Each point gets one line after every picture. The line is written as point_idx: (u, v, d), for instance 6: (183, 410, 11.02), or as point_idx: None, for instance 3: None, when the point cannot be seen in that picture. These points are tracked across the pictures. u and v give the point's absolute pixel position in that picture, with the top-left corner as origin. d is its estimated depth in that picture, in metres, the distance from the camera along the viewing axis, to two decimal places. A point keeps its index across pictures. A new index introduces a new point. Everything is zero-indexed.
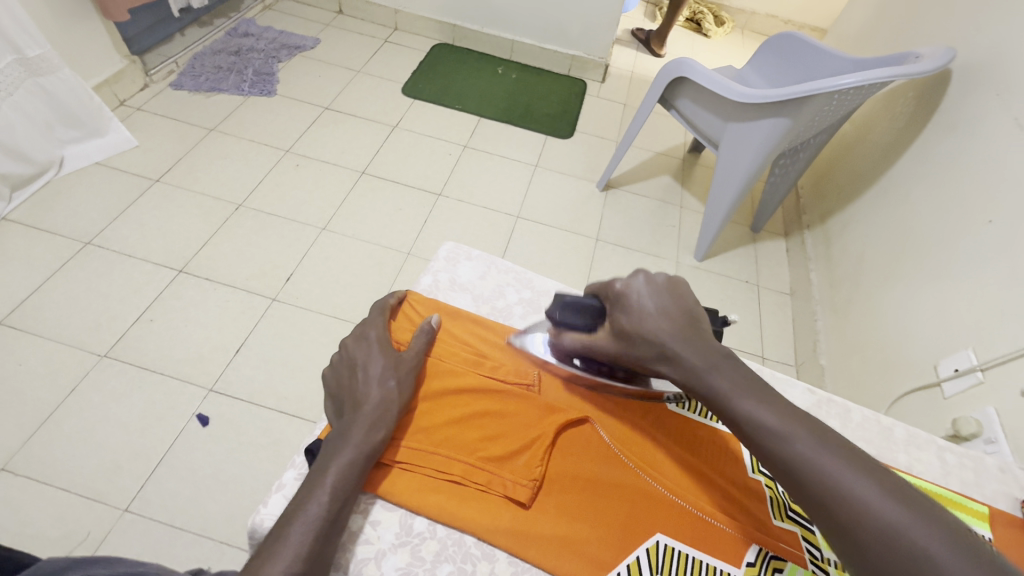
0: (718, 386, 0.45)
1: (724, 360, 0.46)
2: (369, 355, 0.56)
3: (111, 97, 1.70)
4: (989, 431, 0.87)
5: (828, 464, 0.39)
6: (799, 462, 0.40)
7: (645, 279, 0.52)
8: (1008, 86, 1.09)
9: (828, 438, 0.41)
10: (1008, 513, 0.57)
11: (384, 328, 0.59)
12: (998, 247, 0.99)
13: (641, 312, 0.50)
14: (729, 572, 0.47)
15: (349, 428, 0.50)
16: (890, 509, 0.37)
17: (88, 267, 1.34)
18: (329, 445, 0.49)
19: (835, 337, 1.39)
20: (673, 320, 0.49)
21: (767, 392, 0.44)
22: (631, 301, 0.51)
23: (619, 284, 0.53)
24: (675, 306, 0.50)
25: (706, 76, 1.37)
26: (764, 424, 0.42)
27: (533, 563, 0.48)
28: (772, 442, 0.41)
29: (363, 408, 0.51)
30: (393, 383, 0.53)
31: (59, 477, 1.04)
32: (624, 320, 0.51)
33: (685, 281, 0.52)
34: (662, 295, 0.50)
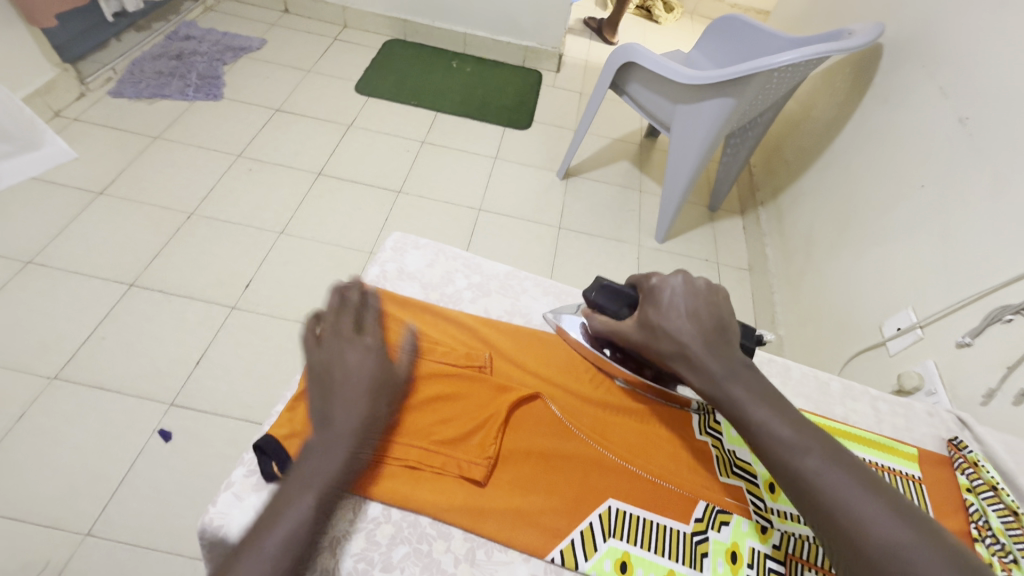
0: (734, 393, 0.45)
1: (745, 368, 0.47)
2: (360, 357, 0.49)
3: (45, 109, 1.62)
4: (929, 383, 0.92)
5: (840, 481, 0.40)
6: (811, 475, 0.41)
7: (683, 280, 0.51)
8: (932, 57, 1.15)
9: (838, 456, 0.42)
10: (934, 452, 0.61)
11: (377, 330, 0.53)
12: (929, 211, 1.04)
13: (671, 309, 0.50)
14: (679, 530, 0.50)
15: (335, 443, 0.45)
16: (895, 527, 0.38)
17: (30, 287, 1.28)
18: (308, 456, 0.45)
19: (791, 306, 1.45)
20: (700, 323, 0.48)
21: (781, 404, 0.45)
22: (663, 295, 0.51)
23: (656, 279, 0.53)
24: (704, 311, 0.49)
25: (653, 60, 1.40)
26: (779, 436, 0.43)
27: (489, 537, 0.49)
28: (788, 454, 0.42)
29: (348, 421, 0.46)
30: (386, 401, 0.50)
31: (12, 506, 0.99)
32: (652, 312, 0.51)
33: (725, 290, 0.52)
34: (696, 298, 0.50)
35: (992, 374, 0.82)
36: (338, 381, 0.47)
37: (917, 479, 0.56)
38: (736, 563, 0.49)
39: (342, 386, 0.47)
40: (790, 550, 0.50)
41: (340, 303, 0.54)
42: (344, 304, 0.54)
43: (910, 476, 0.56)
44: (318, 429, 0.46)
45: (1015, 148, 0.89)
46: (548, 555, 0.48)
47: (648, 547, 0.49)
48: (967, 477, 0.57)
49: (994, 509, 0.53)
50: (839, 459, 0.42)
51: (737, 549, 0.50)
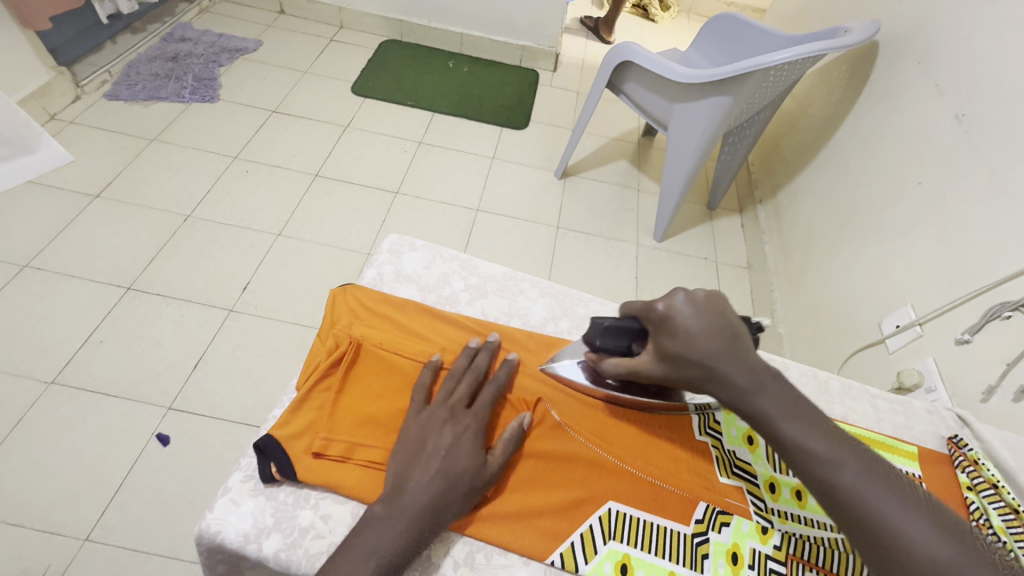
0: (765, 409, 0.43)
1: (772, 379, 0.44)
2: (453, 443, 0.50)
3: (40, 112, 1.61)
4: (929, 380, 0.92)
5: (877, 495, 0.39)
6: (847, 490, 0.39)
7: (687, 299, 0.48)
8: (927, 55, 1.15)
9: (874, 467, 0.40)
10: (934, 450, 0.61)
11: (480, 414, 0.53)
12: (927, 209, 1.04)
13: (688, 335, 0.46)
14: (679, 531, 0.50)
15: (399, 518, 0.45)
16: (940, 544, 0.36)
17: (27, 292, 1.27)
18: (371, 524, 0.45)
19: (790, 305, 1.44)
20: (719, 339, 0.45)
21: (813, 417, 0.43)
22: (677, 324, 0.47)
23: (660, 306, 0.49)
24: (719, 326, 0.46)
25: (649, 58, 1.40)
26: (811, 451, 0.41)
27: (490, 542, 0.49)
28: (822, 468, 0.40)
29: (419, 498, 0.46)
30: (461, 489, 0.48)
31: (10, 512, 0.99)
32: (669, 344, 0.47)
33: (724, 294, 0.49)
34: (707, 314, 0.46)
35: (992, 371, 0.82)
36: (426, 451, 0.49)
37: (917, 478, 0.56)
38: (737, 564, 0.49)
39: (426, 456, 0.49)
40: (791, 551, 0.49)
41: (464, 369, 0.58)
42: (468, 371, 0.57)
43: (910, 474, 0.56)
44: (388, 498, 0.46)
45: (1011, 145, 0.89)
46: (548, 558, 0.48)
47: (648, 549, 0.49)
48: (967, 475, 0.57)
49: (995, 507, 0.53)
50: (876, 471, 0.40)
51: (738, 550, 0.50)
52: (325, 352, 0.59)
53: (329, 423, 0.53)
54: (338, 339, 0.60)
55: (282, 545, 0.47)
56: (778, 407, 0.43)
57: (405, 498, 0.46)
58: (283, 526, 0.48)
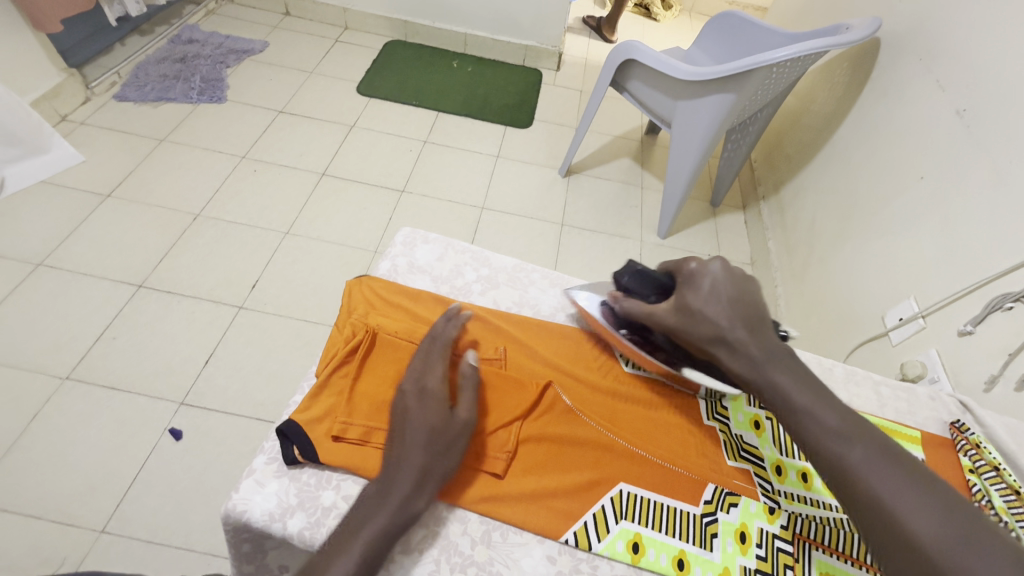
0: (776, 378, 0.47)
1: (786, 355, 0.48)
2: (416, 404, 0.51)
3: (52, 113, 1.64)
4: (932, 371, 0.93)
5: (884, 474, 0.41)
6: (855, 463, 0.42)
7: (722, 266, 0.52)
8: (928, 50, 1.16)
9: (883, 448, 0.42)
10: (936, 435, 0.63)
11: (438, 372, 0.54)
12: (929, 203, 1.05)
13: (710, 293, 0.51)
14: (689, 511, 0.51)
15: (387, 487, 0.46)
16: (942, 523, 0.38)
17: (41, 289, 1.29)
18: (364, 501, 0.46)
19: (794, 300, 1.46)
20: (739, 306, 0.50)
21: (824, 391, 0.46)
22: (703, 281, 0.52)
23: (696, 264, 0.54)
24: (742, 295, 0.51)
25: (653, 56, 1.41)
26: (823, 423, 0.44)
27: (506, 520, 0.50)
28: (834, 440, 0.43)
29: (399, 464, 0.47)
30: (437, 447, 0.49)
31: (28, 505, 1.01)
32: (691, 297, 0.52)
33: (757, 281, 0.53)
34: (734, 283, 0.51)
35: (993, 361, 0.84)
36: (398, 422, 0.50)
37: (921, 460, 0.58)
38: (746, 543, 0.50)
39: (401, 426, 0.50)
40: (797, 530, 0.51)
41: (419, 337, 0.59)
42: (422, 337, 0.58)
43: None
44: (378, 474, 0.47)
45: (1012, 139, 0.90)
46: (562, 537, 0.50)
47: (659, 528, 0.50)
48: (969, 457, 0.58)
49: (997, 488, 0.54)
50: (886, 452, 0.42)
51: (746, 530, 0.51)
52: (342, 341, 0.61)
53: (348, 408, 0.55)
54: (354, 328, 0.61)
55: (305, 524, 0.49)
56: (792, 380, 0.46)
57: (392, 467, 0.47)
58: (307, 505, 0.50)
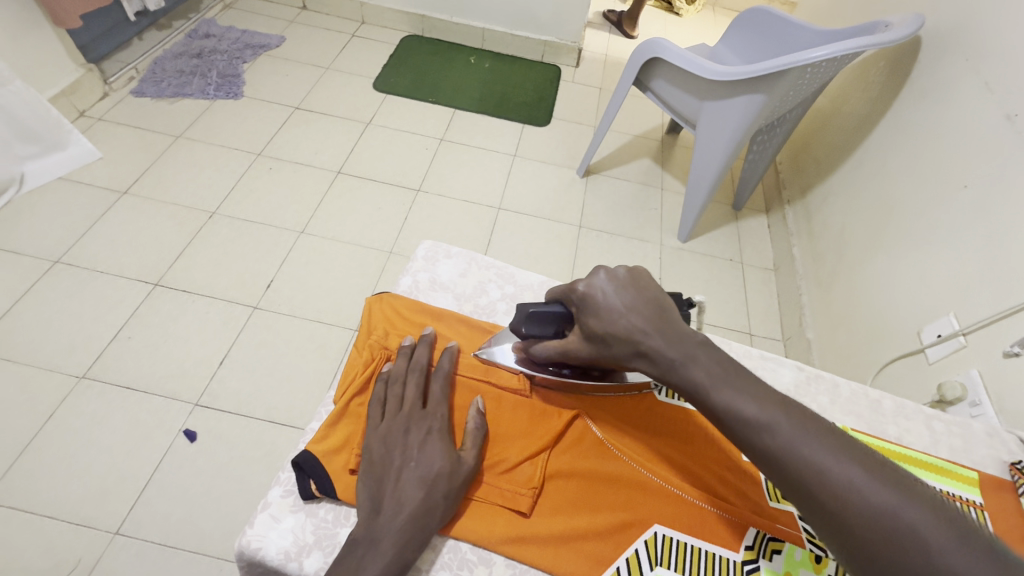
0: (695, 377, 0.43)
1: (700, 348, 0.45)
2: (419, 450, 0.49)
3: (70, 109, 1.64)
4: (973, 394, 0.88)
5: (811, 450, 0.39)
6: (781, 449, 0.39)
7: (607, 276, 0.50)
8: (976, 51, 1.10)
9: (808, 424, 0.40)
10: (997, 476, 0.59)
11: (440, 411, 0.53)
12: (973, 214, 1.00)
13: (609, 311, 0.48)
14: (730, 558, 0.48)
15: (383, 534, 0.44)
16: (875, 490, 0.36)
17: (58, 287, 1.29)
18: (351, 548, 0.43)
19: (821, 310, 1.40)
20: (642, 314, 0.47)
21: (742, 379, 0.43)
22: (597, 299, 0.50)
23: (581, 286, 0.51)
24: (641, 299, 0.48)
25: (680, 55, 1.36)
26: (741, 414, 0.41)
27: (533, 563, 0.48)
28: (753, 433, 0.40)
29: (398, 511, 0.45)
30: (441, 492, 0.47)
31: (44, 505, 1.01)
32: (593, 322, 0.49)
33: (646, 269, 0.51)
34: (626, 289, 0.49)
35: None
36: (395, 465, 0.48)
37: (980, 505, 0.54)
38: None
39: (399, 471, 0.48)
40: None
41: (406, 370, 0.56)
42: (414, 367, 0.56)
43: (971, 501, 0.54)
44: (367, 521, 0.45)
45: None
46: None
47: None
48: None
49: None
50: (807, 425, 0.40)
51: None
52: (361, 365, 0.59)
53: None
54: (373, 351, 0.59)
55: (322, 564, 0.47)
56: (709, 375, 0.43)
57: (393, 513, 0.45)
58: (324, 544, 0.48)
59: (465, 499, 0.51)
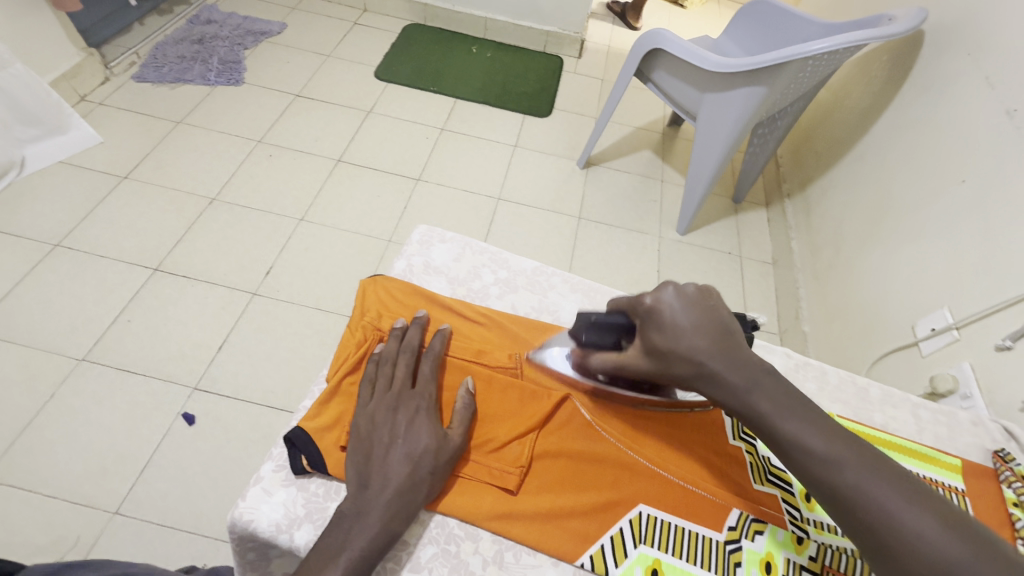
0: (760, 407, 0.43)
1: (766, 376, 0.44)
2: (406, 427, 0.50)
3: (71, 93, 1.64)
4: (964, 388, 0.89)
5: (883, 495, 0.38)
6: (847, 488, 0.39)
7: (676, 292, 0.47)
8: (978, 45, 1.09)
9: (877, 465, 0.39)
10: (980, 464, 0.59)
11: (428, 391, 0.54)
12: (970, 209, 1.00)
13: (676, 329, 0.46)
14: (712, 537, 0.49)
15: (370, 506, 0.45)
16: (949, 543, 0.36)
17: (59, 270, 1.30)
18: (337, 522, 0.44)
19: (817, 303, 1.41)
20: (709, 336, 0.45)
21: (808, 410, 0.42)
22: (664, 317, 0.46)
23: (649, 299, 0.48)
24: (708, 320, 0.45)
25: (682, 46, 1.35)
26: (810, 450, 0.40)
27: (518, 540, 0.50)
28: (821, 471, 0.40)
29: (384, 486, 0.46)
30: (428, 468, 0.48)
31: (44, 484, 1.02)
32: (658, 338, 0.46)
33: (717, 291, 0.48)
34: (696, 308, 0.46)
35: None
36: (382, 443, 0.49)
37: (962, 491, 0.55)
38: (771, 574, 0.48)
39: (385, 449, 0.48)
40: (826, 563, 0.48)
41: (397, 350, 0.57)
42: (404, 348, 0.57)
43: (954, 487, 0.55)
44: (353, 496, 0.46)
45: None
46: (578, 560, 0.49)
47: (679, 554, 0.48)
48: (1014, 491, 0.55)
49: None
50: (878, 468, 0.39)
51: (772, 560, 0.49)
52: (354, 345, 0.59)
53: None
54: (366, 332, 0.60)
55: (313, 536, 0.48)
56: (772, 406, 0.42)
57: (382, 488, 0.46)
58: (314, 517, 0.49)
59: (452, 476, 0.52)
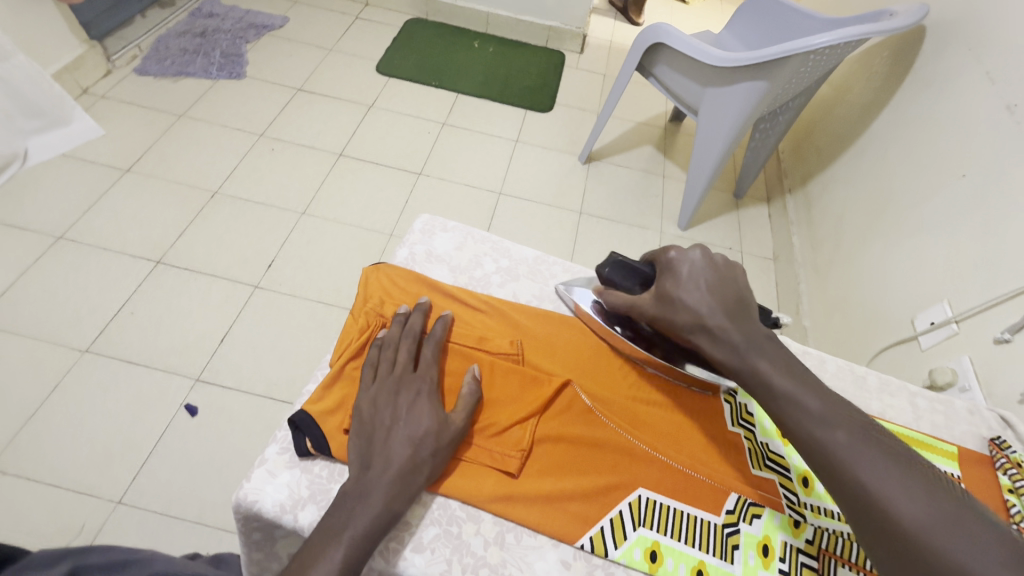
0: (759, 365, 0.46)
1: (766, 341, 0.47)
2: (407, 409, 0.51)
3: (73, 86, 1.64)
4: (963, 380, 0.90)
5: (871, 457, 0.40)
6: (839, 447, 0.41)
7: (703, 255, 0.52)
8: (980, 40, 1.09)
9: (869, 431, 0.42)
10: (975, 451, 0.60)
11: (429, 375, 0.54)
12: (971, 203, 1.00)
13: (689, 282, 0.51)
14: (710, 521, 0.51)
15: (373, 488, 0.45)
16: (932, 505, 0.37)
17: (62, 262, 1.31)
18: (341, 503, 0.45)
19: (817, 298, 1.41)
20: (717, 293, 0.50)
21: (805, 375, 0.46)
22: (682, 269, 0.52)
23: (673, 253, 0.54)
24: (721, 283, 0.50)
25: (684, 41, 1.35)
26: (806, 410, 0.43)
27: (519, 522, 0.50)
28: (816, 430, 0.42)
29: (386, 467, 0.47)
30: (429, 451, 0.49)
31: (49, 473, 1.03)
32: (669, 285, 0.52)
33: (741, 268, 0.53)
34: (713, 270, 0.51)
35: None
36: (385, 424, 0.49)
37: (957, 478, 0.56)
38: (768, 557, 0.49)
39: (387, 430, 0.49)
40: (822, 546, 0.50)
41: (399, 335, 0.58)
42: (406, 333, 0.57)
43: (949, 474, 0.56)
44: (356, 477, 0.46)
45: None
46: (578, 542, 0.50)
47: (678, 537, 0.50)
48: (1010, 477, 0.56)
49: None
50: (869, 434, 0.41)
51: (769, 543, 0.50)
52: (357, 331, 0.60)
53: None
54: (369, 318, 0.61)
55: (316, 516, 0.49)
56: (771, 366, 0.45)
57: (384, 471, 0.46)
58: (317, 498, 0.50)
59: (454, 459, 0.52)
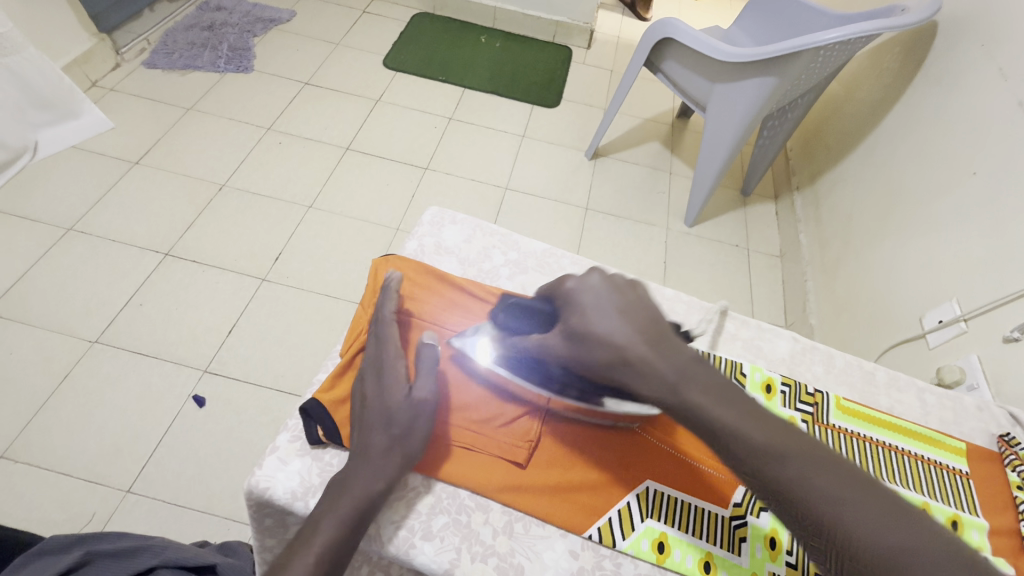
0: (694, 400, 0.41)
1: (698, 366, 0.43)
2: (375, 392, 0.51)
3: (83, 78, 1.65)
4: (971, 377, 0.89)
5: (825, 483, 0.37)
6: (787, 480, 0.37)
7: (601, 277, 0.48)
8: (992, 36, 1.08)
9: (821, 457, 0.38)
10: (986, 448, 0.61)
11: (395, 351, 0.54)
12: (982, 201, 0.99)
13: (596, 311, 0.45)
14: (718, 513, 0.52)
15: (351, 474, 0.47)
16: (892, 532, 0.35)
17: (72, 253, 1.32)
18: (329, 490, 0.47)
19: (824, 295, 1.41)
20: (634, 322, 0.45)
21: (739, 399, 0.41)
22: (585, 298, 0.47)
23: (572, 283, 0.48)
24: (632, 307, 0.46)
25: (693, 36, 1.34)
26: (750, 442, 0.39)
27: (528, 512, 0.51)
28: (763, 463, 0.38)
29: (362, 452, 0.48)
30: (398, 429, 0.50)
31: (60, 462, 1.04)
32: (578, 322, 0.46)
33: (643, 283, 0.49)
34: (618, 294, 0.46)
35: None
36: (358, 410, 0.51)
37: (966, 474, 0.57)
38: (775, 549, 0.50)
39: (360, 416, 0.50)
40: None
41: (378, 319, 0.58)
42: (379, 317, 0.58)
43: (958, 470, 0.57)
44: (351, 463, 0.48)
45: None
46: (586, 532, 0.50)
47: (685, 529, 0.51)
48: (1018, 474, 0.57)
49: None
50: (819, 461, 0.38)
51: (776, 535, 0.51)
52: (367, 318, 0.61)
53: None
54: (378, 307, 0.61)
55: None
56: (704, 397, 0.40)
57: (358, 458, 0.48)
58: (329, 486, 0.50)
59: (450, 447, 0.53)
